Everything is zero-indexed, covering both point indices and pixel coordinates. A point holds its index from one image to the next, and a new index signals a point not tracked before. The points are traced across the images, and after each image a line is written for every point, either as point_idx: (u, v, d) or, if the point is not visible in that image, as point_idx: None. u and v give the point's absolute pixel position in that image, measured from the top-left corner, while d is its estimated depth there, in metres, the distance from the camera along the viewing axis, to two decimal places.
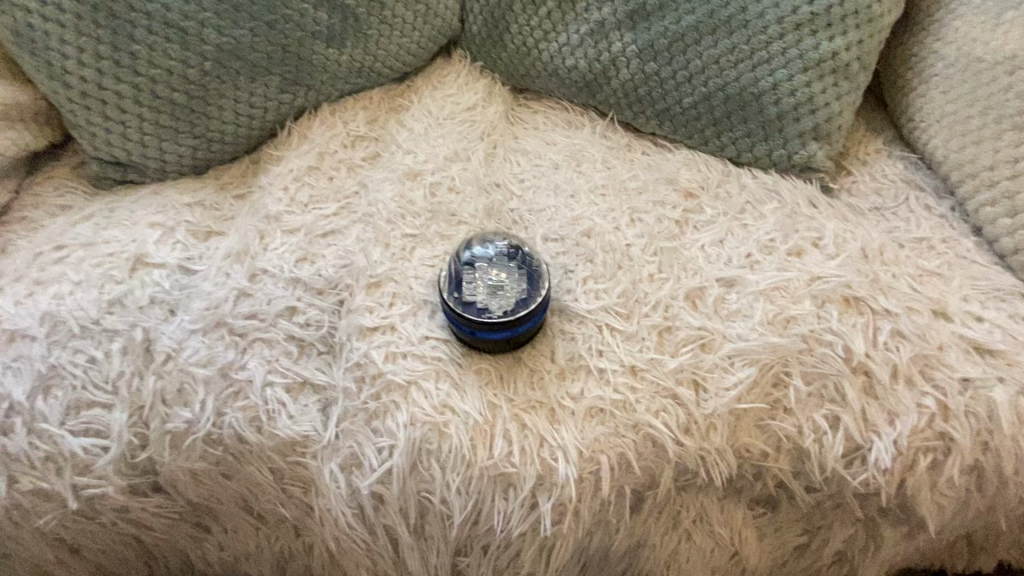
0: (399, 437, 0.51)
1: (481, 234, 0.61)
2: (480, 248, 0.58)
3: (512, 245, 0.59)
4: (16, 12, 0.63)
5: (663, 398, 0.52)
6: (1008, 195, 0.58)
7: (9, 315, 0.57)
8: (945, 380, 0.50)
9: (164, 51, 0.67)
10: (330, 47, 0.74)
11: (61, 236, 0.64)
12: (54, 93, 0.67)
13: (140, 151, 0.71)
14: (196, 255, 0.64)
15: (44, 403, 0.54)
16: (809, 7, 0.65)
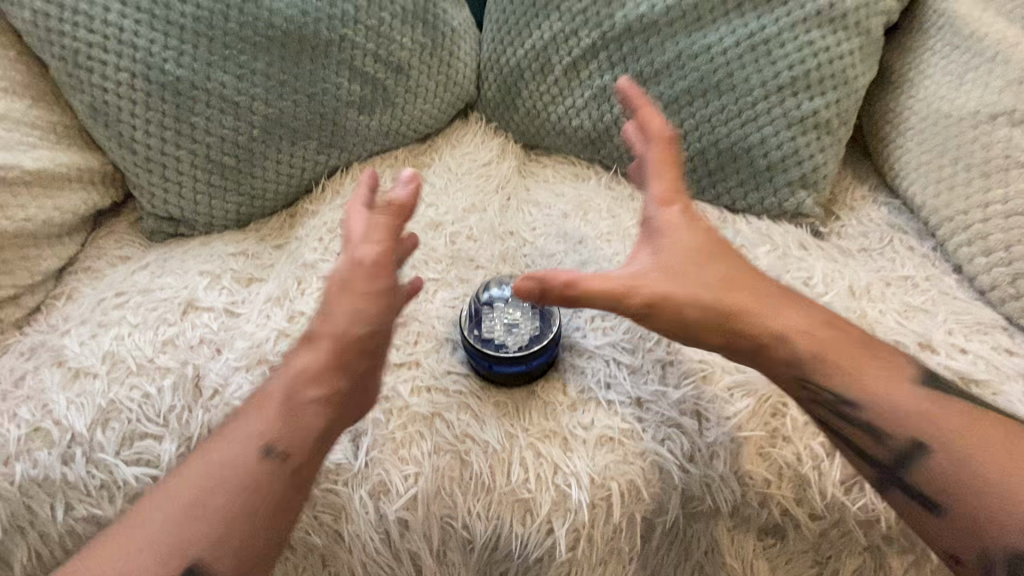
0: (424, 465, 0.55)
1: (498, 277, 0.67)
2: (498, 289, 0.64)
3: None
4: (94, 91, 0.73)
5: (668, 427, 0.56)
6: (982, 236, 0.63)
7: (75, 354, 0.64)
8: None
9: (219, 121, 0.76)
10: (361, 114, 0.83)
11: (122, 284, 0.71)
12: (122, 158, 0.76)
13: (193, 207, 0.80)
14: (240, 299, 0.71)
15: (102, 435, 0.59)
16: (790, 72, 0.72)
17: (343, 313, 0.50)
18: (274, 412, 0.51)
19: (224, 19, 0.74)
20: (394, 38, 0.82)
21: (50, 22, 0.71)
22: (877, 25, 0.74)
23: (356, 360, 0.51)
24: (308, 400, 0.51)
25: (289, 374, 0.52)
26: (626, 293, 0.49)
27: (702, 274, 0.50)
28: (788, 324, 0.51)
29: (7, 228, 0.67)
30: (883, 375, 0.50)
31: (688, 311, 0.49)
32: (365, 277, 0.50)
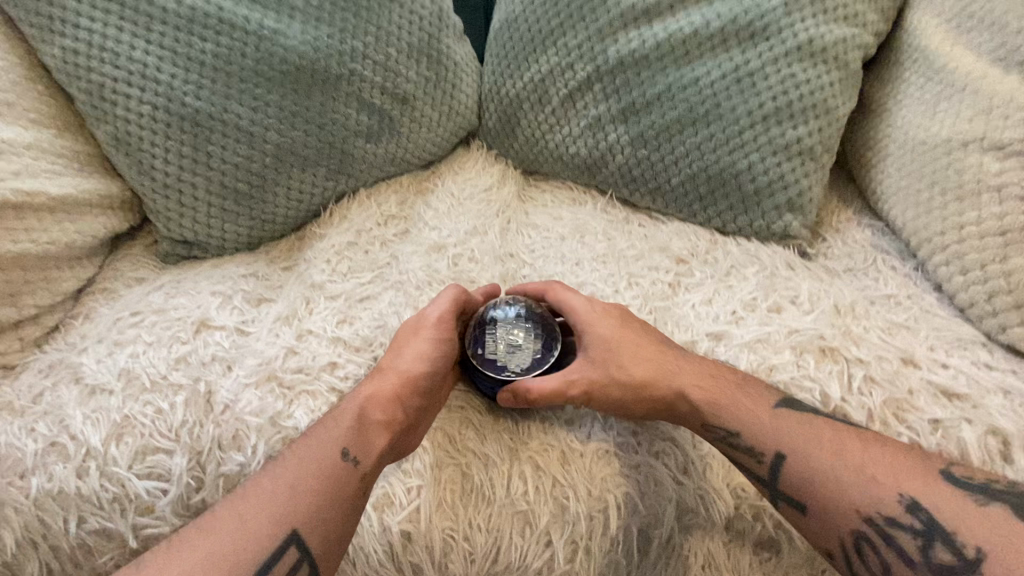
0: (427, 477, 0.57)
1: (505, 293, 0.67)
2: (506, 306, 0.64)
3: (530, 305, 0.65)
4: (118, 122, 0.77)
5: (663, 441, 0.58)
6: (958, 255, 0.65)
7: (92, 371, 0.66)
8: (916, 421, 0.55)
9: (234, 150, 0.80)
10: (369, 143, 0.87)
11: (138, 304, 0.74)
12: (141, 185, 0.80)
13: (207, 231, 0.83)
14: (251, 318, 0.74)
15: (115, 449, 0.62)
16: (773, 103, 0.77)
17: (427, 351, 0.61)
18: (345, 430, 0.55)
19: (241, 55, 0.79)
20: (400, 72, 0.87)
21: (79, 58, 0.75)
22: (854, 58, 0.78)
23: (427, 393, 0.60)
24: (383, 421, 0.56)
25: (367, 400, 0.58)
26: (552, 389, 0.57)
27: (616, 361, 0.58)
28: (699, 390, 0.56)
29: (31, 248, 0.69)
30: (788, 420, 0.54)
31: (616, 392, 0.57)
32: (444, 328, 0.63)
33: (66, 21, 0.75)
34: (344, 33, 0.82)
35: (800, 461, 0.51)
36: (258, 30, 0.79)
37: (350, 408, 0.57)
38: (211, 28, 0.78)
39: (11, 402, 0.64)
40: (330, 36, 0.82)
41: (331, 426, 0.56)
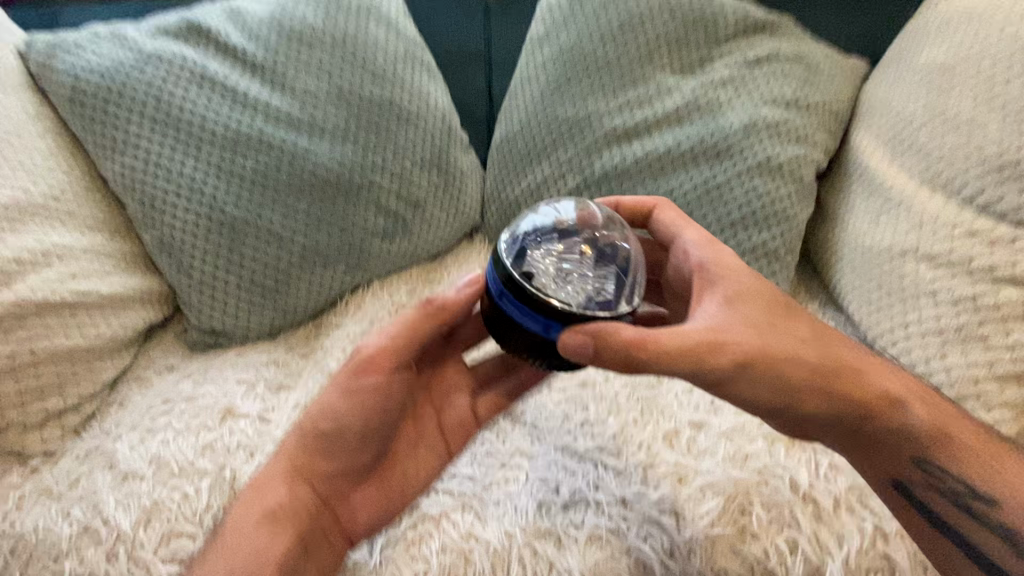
0: (432, 562, 0.62)
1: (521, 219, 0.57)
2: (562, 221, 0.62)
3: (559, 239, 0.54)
4: (164, 228, 0.88)
5: (650, 525, 0.63)
6: (904, 350, 0.72)
7: (125, 457, 0.72)
8: (877, 506, 0.61)
9: (265, 250, 0.91)
10: (384, 241, 0.98)
11: (168, 392, 0.81)
12: (179, 281, 0.90)
13: (233, 322, 0.91)
14: (272, 405, 0.80)
15: (144, 533, 0.66)
16: (739, 212, 0.88)
17: (344, 413, 0.61)
18: (257, 519, 0.60)
19: (276, 170, 0.90)
20: (413, 181, 0.99)
21: (135, 175, 0.87)
22: (808, 174, 0.90)
23: (348, 459, 0.62)
24: (294, 498, 0.61)
25: (286, 474, 0.62)
26: (726, 355, 0.50)
27: (788, 332, 0.54)
28: (863, 380, 0.55)
29: (80, 342, 0.77)
30: (926, 409, 0.57)
31: (785, 370, 0.52)
32: (370, 375, 0.61)
33: (128, 143, 0.87)
34: (366, 150, 0.95)
35: (922, 448, 0.56)
36: (292, 150, 0.91)
37: (268, 486, 0.61)
38: (252, 148, 0.90)
39: (50, 487, 0.70)
40: (354, 154, 0.94)
41: (247, 509, 0.61)
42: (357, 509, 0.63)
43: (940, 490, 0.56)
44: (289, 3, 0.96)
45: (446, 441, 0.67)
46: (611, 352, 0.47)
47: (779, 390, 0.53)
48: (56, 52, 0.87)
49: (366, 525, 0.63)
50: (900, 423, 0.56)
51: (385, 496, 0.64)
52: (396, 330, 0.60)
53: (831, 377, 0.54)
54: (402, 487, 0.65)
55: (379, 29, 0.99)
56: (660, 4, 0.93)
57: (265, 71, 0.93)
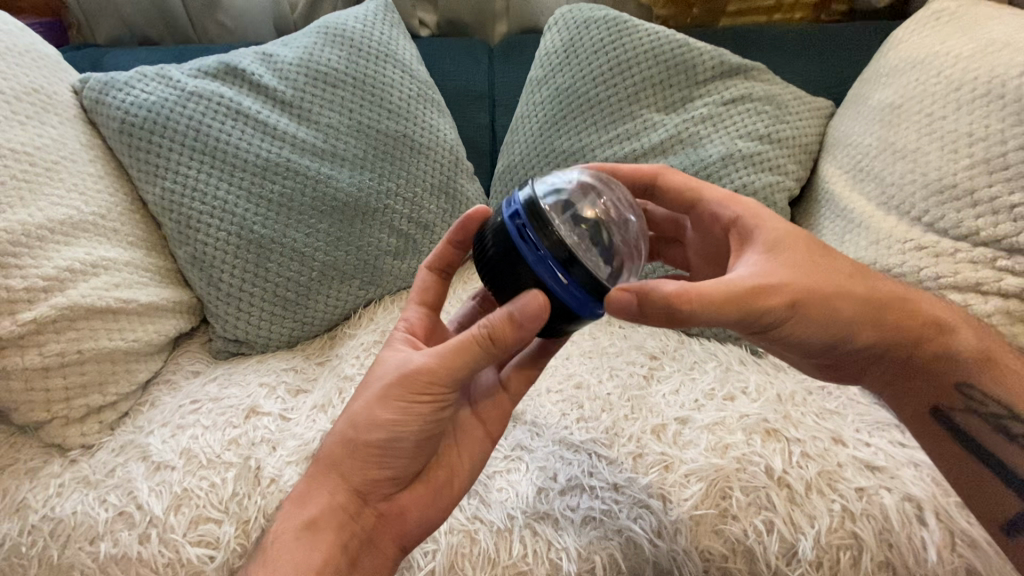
0: (441, 542, 0.68)
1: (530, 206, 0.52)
2: (542, 184, 0.55)
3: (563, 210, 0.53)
4: (197, 246, 0.97)
5: (639, 508, 0.69)
6: None
7: (158, 450, 0.78)
8: (845, 489, 0.68)
9: (288, 267, 0.99)
10: (396, 260, 1.07)
11: (196, 393, 0.88)
12: (208, 294, 0.98)
13: (256, 331, 0.99)
14: (291, 406, 0.87)
15: (175, 518, 0.72)
16: None
17: (391, 430, 0.60)
18: (300, 527, 0.61)
19: (301, 194, 1.00)
20: (423, 205, 1.08)
21: (174, 197, 0.96)
22: (781, 199, 1.00)
23: (392, 468, 0.62)
24: (336, 507, 0.62)
25: (331, 483, 0.63)
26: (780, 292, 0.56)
27: (834, 272, 0.60)
28: (900, 311, 0.64)
29: (121, 344, 0.85)
30: (967, 335, 0.66)
31: (833, 307, 0.59)
32: (424, 395, 0.59)
33: (168, 169, 0.96)
34: (382, 178, 1.05)
35: (968, 373, 0.64)
36: (316, 176, 1.01)
37: (310, 495, 0.63)
38: (280, 174, 1.00)
39: (88, 477, 0.76)
40: (371, 180, 1.04)
41: (289, 517, 0.63)
42: (406, 514, 0.64)
43: (977, 410, 0.64)
44: (315, 48, 1.08)
45: (485, 426, 0.68)
46: (661, 302, 0.51)
47: (830, 322, 0.60)
48: (108, 89, 0.97)
49: (418, 529, 0.64)
50: (946, 349, 0.65)
51: (433, 497, 0.65)
52: (450, 355, 0.57)
53: (871, 313, 0.62)
54: (447, 489, 0.65)
55: (394, 72, 1.11)
56: (645, 51, 1.05)
57: (293, 107, 1.04)
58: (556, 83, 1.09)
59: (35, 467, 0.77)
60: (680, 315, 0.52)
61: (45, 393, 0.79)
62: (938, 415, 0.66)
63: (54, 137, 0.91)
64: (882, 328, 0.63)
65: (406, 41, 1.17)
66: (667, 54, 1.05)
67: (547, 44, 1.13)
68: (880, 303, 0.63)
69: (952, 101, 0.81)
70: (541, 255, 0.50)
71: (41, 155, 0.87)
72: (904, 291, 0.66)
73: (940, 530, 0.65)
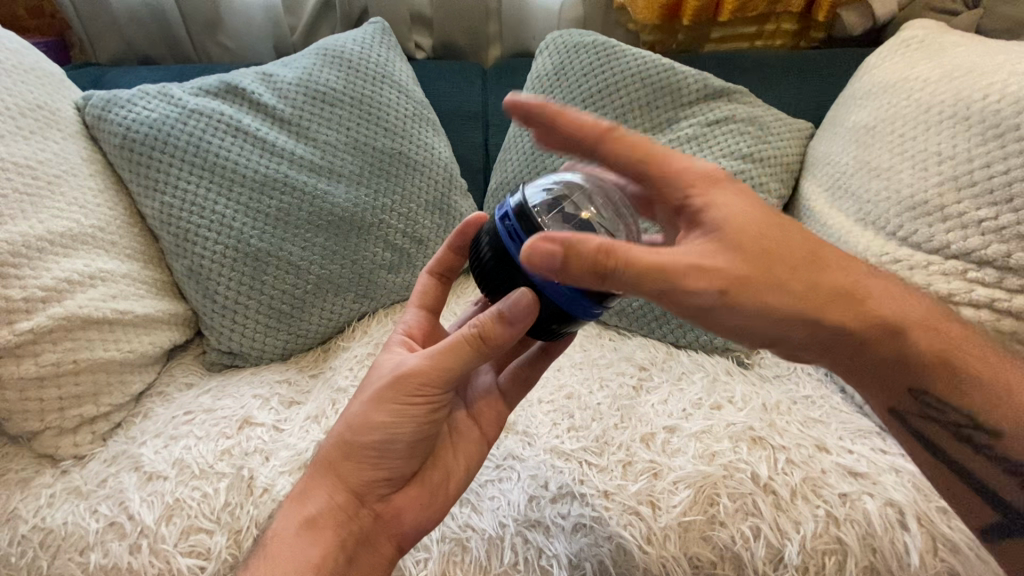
0: (433, 550, 0.68)
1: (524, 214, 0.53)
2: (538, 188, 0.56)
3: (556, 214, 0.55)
4: (193, 259, 0.98)
5: (629, 514, 0.70)
6: None
7: (150, 460, 0.78)
8: (829, 495, 0.69)
9: (284, 279, 1.01)
10: (390, 274, 1.08)
11: (190, 404, 0.88)
12: (204, 306, 0.99)
13: (250, 343, 1.00)
14: (285, 417, 0.87)
15: (166, 528, 0.72)
16: None
17: (387, 431, 0.61)
18: (298, 526, 0.61)
19: (298, 209, 1.02)
20: (417, 220, 1.11)
21: (172, 211, 0.98)
22: None
23: (389, 469, 0.63)
24: (335, 507, 0.62)
25: (330, 483, 0.64)
26: (708, 276, 0.50)
27: (782, 266, 0.53)
28: (854, 305, 0.56)
29: (116, 355, 0.86)
30: (922, 336, 0.59)
31: (771, 299, 0.52)
32: (418, 396, 0.60)
33: (168, 184, 0.98)
34: (377, 193, 1.08)
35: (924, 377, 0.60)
36: (313, 191, 1.03)
37: (309, 494, 0.63)
38: (277, 189, 1.02)
39: (79, 487, 0.76)
40: (367, 196, 1.07)
41: (289, 516, 0.63)
42: (402, 515, 0.64)
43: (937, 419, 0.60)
44: (314, 69, 1.11)
45: (480, 427, 0.70)
46: (582, 265, 0.48)
47: (775, 309, 0.53)
48: (110, 106, 1.00)
49: (413, 530, 0.65)
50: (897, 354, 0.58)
51: (428, 497, 0.65)
52: (444, 354, 0.59)
53: (823, 302, 0.55)
54: (443, 490, 0.66)
55: (391, 92, 1.14)
56: (632, 74, 1.10)
57: (291, 125, 1.07)
58: None
59: (27, 477, 0.77)
60: (604, 272, 0.48)
61: (38, 403, 0.80)
62: (896, 414, 0.62)
63: (57, 151, 0.93)
64: (835, 322, 0.55)
65: (402, 62, 1.21)
66: (653, 77, 1.09)
67: (539, 67, 1.17)
68: (830, 296, 0.55)
69: (921, 122, 0.86)
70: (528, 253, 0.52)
71: (43, 169, 0.89)
72: (872, 284, 0.58)
73: (922, 534, 0.66)
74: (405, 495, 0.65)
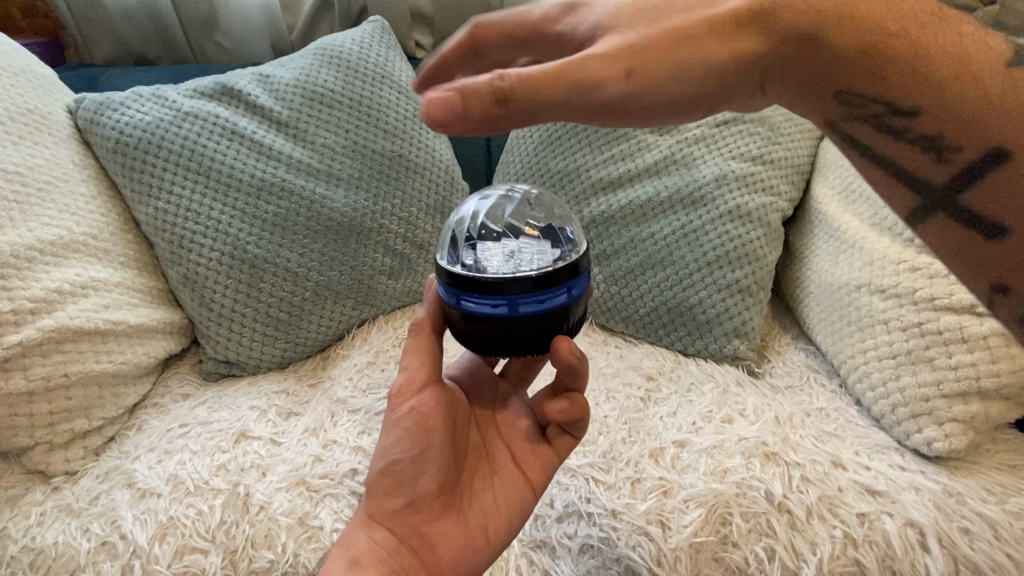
0: None
1: (451, 247, 0.56)
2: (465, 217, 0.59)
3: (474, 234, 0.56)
4: (188, 266, 0.96)
5: (638, 535, 0.68)
6: (876, 377, 0.78)
7: (143, 476, 0.76)
8: (846, 514, 0.67)
9: (282, 285, 0.98)
10: (390, 279, 1.06)
11: (185, 416, 0.86)
12: (199, 314, 0.97)
13: (248, 352, 0.97)
14: (282, 429, 0.85)
15: (159, 548, 0.70)
16: (714, 252, 0.95)
17: (399, 447, 0.59)
18: (341, 571, 0.57)
19: (296, 214, 1.00)
20: (418, 225, 1.08)
21: (167, 217, 0.95)
22: (775, 220, 0.98)
23: (412, 490, 0.59)
24: (374, 544, 0.58)
25: (365, 520, 0.60)
26: (520, 82, 0.40)
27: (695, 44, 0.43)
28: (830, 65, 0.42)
29: (109, 366, 0.84)
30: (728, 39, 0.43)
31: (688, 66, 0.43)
32: (405, 396, 0.60)
33: (162, 189, 0.96)
34: (376, 197, 1.05)
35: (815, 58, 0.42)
36: (311, 196, 1.01)
37: (350, 536, 0.60)
38: (274, 194, 0.99)
39: (70, 505, 0.74)
40: (366, 200, 1.04)
41: (334, 559, 0.59)
42: (441, 554, 0.58)
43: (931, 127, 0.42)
44: (312, 70, 1.08)
45: (524, 471, 0.63)
46: (480, 108, 0.41)
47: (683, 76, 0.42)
48: (103, 109, 0.97)
49: (452, 569, 0.58)
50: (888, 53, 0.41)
51: (467, 532, 0.60)
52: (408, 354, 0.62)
53: (739, 37, 0.42)
54: (486, 529, 0.60)
55: (391, 93, 1.11)
56: None
57: (289, 127, 1.04)
58: None
59: (17, 495, 0.75)
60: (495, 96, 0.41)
61: (28, 418, 0.77)
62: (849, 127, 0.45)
63: (47, 157, 0.91)
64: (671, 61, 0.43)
65: (402, 63, 1.18)
66: None
67: None
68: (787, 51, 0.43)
69: None
70: (513, 299, 0.49)
71: (33, 175, 0.87)
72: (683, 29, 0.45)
73: (943, 557, 0.64)
74: (443, 530, 0.59)
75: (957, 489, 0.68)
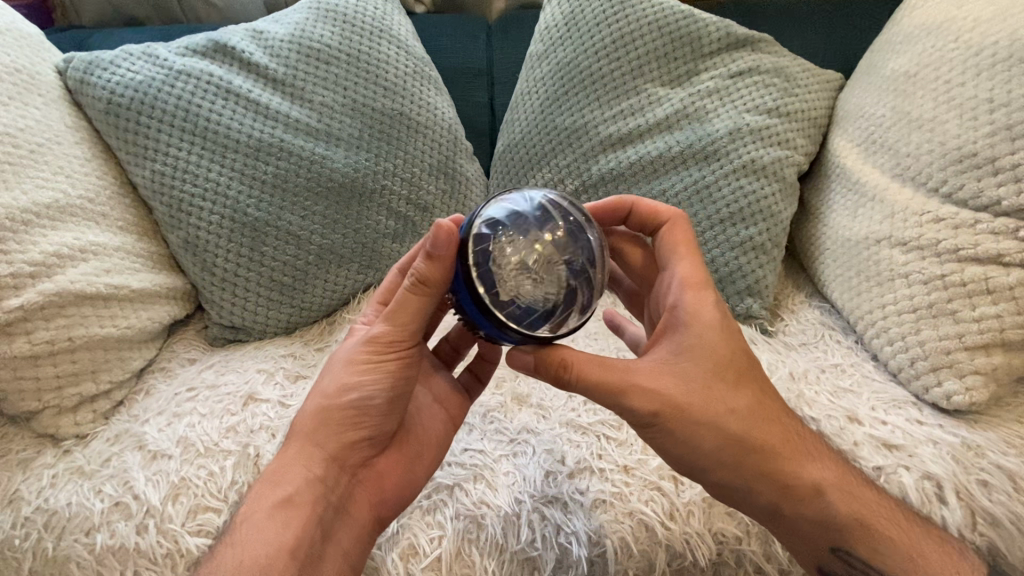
0: (447, 528, 0.66)
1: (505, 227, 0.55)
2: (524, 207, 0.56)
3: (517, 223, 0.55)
4: (189, 230, 0.94)
5: (650, 490, 0.68)
6: (897, 333, 0.76)
7: (154, 439, 0.76)
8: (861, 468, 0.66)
9: (283, 250, 0.96)
10: (394, 243, 1.03)
11: (192, 380, 0.85)
12: (201, 279, 0.95)
13: (253, 317, 0.96)
14: (291, 392, 0.84)
15: (172, 507, 0.70)
16: (728, 209, 0.93)
17: (370, 388, 0.62)
18: (276, 501, 0.62)
19: (295, 176, 0.97)
20: (422, 186, 1.04)
21: (165, 179, 0.93)
22: (790, 174, 0.95)
23: (361, 429, 0.65)
24: (313, 481, 0.63)
25: (305, 457, 0.64)
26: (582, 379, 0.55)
27: (723, 398, 0.58)
28: (785, 468, 0.60)
29: (113, 331, 0.83)
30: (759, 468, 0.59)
31: (700, 434, 0.57)
32: (390, 353, 0.63)
33: (158, 151, 0.93)
34: (377, 157, 1.01)
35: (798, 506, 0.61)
36: (310, 156, 0.98)
37: (288, 474, 0.63)
38: (273, 155, 0.96)
39: (82, 467, 0.74)
40: (366, 160, 1.01)
41: (265, 491, 0.64)
42: (375, 489, 0.66)
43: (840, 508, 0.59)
44: (307, 24, 1.04)
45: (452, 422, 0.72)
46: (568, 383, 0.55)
47: (686, 453, 0.58)
48: (93, 68, 0.94)
49: (387, 500, 0.66)
50: (824, 514, 0.61)
51: (406, 468, 0.68)
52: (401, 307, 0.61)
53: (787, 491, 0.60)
54: (417, 470, 0.68)
55: (389, 48, 1.07)
56: (648, 22, 1.00)
57: (285, 85, 1.00)
58: (557, 59, 1.05)
59: (28, 458, 0.76)
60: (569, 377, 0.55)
61: (34, 383, 0.77)
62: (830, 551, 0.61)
63: (38, 118, 0.88)
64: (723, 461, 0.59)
65: (401, 16, 1.13)
66: (671, 25, 1.00)
67: (548, 18, 1.09)
68: (763, 442, 0.59)
69: (972, 66, 0.78)
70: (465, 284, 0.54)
71: (24, 137, 0.84)
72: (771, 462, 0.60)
73: (960, 509, 0.63)
74: (379, 469, 0.67)
75: (976, 442, 0.67)
